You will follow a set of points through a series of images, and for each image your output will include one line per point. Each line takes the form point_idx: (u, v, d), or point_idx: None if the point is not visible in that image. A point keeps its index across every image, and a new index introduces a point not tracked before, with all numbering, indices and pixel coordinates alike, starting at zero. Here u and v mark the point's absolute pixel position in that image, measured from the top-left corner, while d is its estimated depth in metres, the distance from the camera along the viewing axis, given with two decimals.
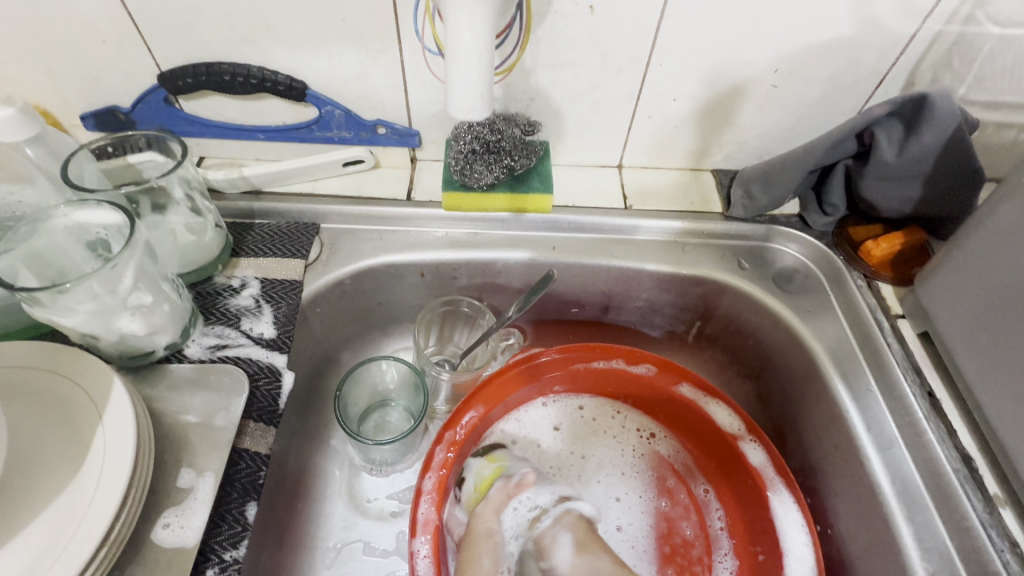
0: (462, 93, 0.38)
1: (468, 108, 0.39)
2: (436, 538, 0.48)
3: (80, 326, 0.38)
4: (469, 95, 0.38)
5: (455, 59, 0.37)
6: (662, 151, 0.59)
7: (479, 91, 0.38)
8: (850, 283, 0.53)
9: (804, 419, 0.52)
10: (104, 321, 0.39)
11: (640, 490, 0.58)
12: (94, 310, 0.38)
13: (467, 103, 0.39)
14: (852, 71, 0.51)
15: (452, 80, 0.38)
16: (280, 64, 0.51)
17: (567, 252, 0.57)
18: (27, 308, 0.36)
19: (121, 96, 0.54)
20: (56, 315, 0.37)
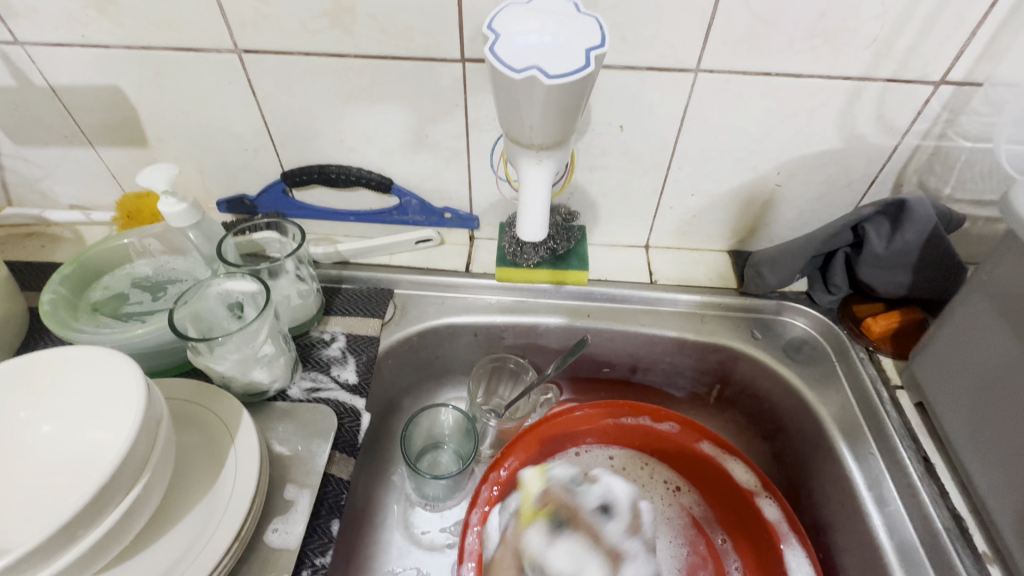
0: (530, 220, 0.45)
1: (534, 227, 0.46)
2: (480, 566, 0.55)
3: (226, 371, 0.50)
4: (537, 221, 0.45)
5: (526, 195, 0.44)
6: (683, 235, 0.69)
7: (543, 217, 0.45)
8: (852, 355, 0.60)
9: (814, 477, 0.58)
10: (244, 367, 0.51)
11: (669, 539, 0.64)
12: (238, 359, 0.50)
13: (534, 227, 0.46)
14: (845, 174, 0.61)
15: (524, 210, 0.45)
16: (374, 166, 0.65)
17: (600, 319, 0.66)
18: (192, 356, 0.49)
19: (250, 187, 0.69)
20: (211, 361, 0.50)
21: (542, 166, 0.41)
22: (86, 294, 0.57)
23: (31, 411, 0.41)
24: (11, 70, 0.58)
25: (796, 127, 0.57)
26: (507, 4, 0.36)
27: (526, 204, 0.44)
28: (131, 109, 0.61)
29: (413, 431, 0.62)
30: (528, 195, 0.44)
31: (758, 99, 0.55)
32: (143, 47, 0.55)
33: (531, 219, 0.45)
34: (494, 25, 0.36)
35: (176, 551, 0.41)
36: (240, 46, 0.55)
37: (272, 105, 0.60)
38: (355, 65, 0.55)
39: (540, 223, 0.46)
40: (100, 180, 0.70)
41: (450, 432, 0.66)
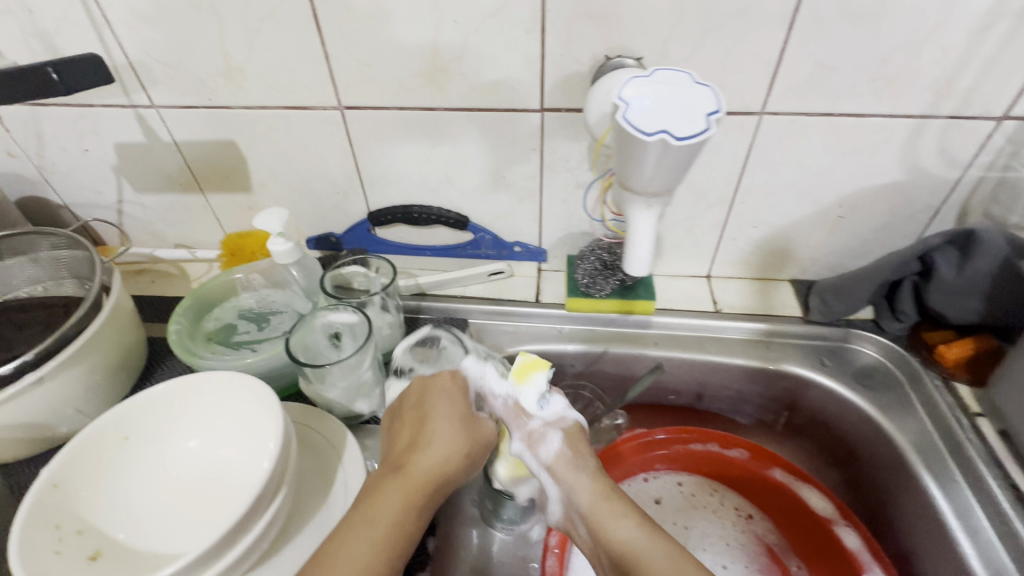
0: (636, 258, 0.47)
1: (639, 266, 0.47)
2: None
3: (335, 398, 0.56)
4: (644, 259, 0.47)
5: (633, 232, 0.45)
6: (745, 265, 0.72)
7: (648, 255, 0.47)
8: (927, 384, 0.60)
9: (895, 506, 0.58)
10: (351, 393, 0.56)
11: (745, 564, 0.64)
12: (347, 386, 0.55)
13: (638, 266, 0.48)
14: (907, 205, 0.63)
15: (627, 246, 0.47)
16: (452, 206, 0.71)
17: (667, 346, 0.68)
18: (306, 384, 0.54)
19: (338, 227, 0.76)
20: (323, 389, 0.55)
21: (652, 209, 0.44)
22: (201, 324, 0.64)
23: (182, 430, 0.47)
24: (143, 128, 0.67)
25: (858, 162, 0.59)
26: (633, 77, 0.40)
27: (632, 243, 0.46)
28: (241, 159, 0.69)
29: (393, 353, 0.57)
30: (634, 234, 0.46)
31: (821, 137, 0.58)
32: (259, 106, 0.63)
33: (637, 258, 0.47)
34: (621, 93, 0.40)
35: (300, 561, 0.45)
36: (344, 103, 0.62)
37: (365, 153, 0.66)
38: (444, 116, 0.61)
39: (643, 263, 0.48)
40: (205, 222, 0.77)
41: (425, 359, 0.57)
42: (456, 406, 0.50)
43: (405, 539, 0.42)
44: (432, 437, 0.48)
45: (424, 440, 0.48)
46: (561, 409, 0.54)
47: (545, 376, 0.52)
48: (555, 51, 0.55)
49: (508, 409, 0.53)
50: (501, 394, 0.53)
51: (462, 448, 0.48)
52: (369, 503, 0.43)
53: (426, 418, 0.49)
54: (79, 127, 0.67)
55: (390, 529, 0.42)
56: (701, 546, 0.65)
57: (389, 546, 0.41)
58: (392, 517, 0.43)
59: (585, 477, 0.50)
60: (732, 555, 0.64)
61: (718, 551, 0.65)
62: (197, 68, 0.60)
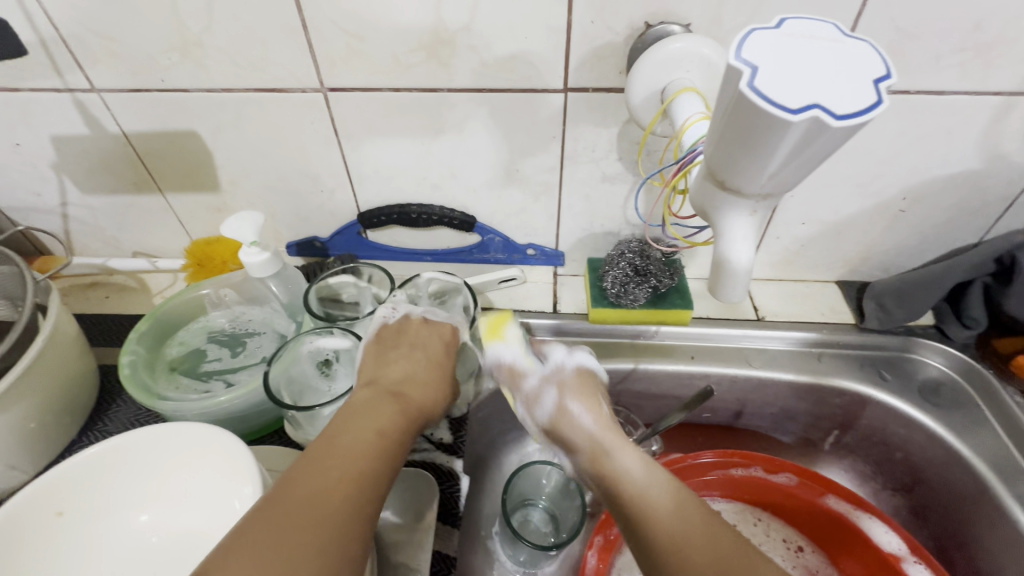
0: (730, 281, 0.33)
1: (732, 288, 0.34)
2: None
3: None
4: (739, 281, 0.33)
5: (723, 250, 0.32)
6: (787, 265, 0.64)
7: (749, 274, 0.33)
8: (1005, 399, 0.53)
9: (977, 542, 0.51)
10: None
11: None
12: None
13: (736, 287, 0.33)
14: (979, 197, 0.55)
15: (716, 267, 0.33)
16: (456, 204, 0.61)
17: (705, 360, 0.60)
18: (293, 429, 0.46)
19: (323, 230, 0.65)
20: (314, 434, 0.47)
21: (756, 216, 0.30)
22: (163, 351, 0.54)
23: (129, 498, 0.37)
24: (85, 117, 0.56)
25: (929, 148, 0.52)
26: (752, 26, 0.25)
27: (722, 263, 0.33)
28: (205, 153, 0.58)
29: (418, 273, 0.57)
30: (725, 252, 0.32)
31: (892, 119, 0.50)
32: (224, 89, 0.52)
33: (733, 283, 0.33)
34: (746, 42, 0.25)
35: None
36: (327, 85, 0.52)
37: (354, 144, 0.57)
38: (448, 99, 0.52)
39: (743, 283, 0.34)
40: (167, 226, 0.67)
41: (430, 299, 0.57)
42: (445, 348, 0.50)
43: (395, 460, 0.37)
44: (417, 372, 0.46)
45: (410, 372, 0.45)
46: (558, 358, 0.51)
47: (517, 328, 0.51)
48: (585, 17, 0.45)
49: (504, 369, 0.50)
50: (497, 358, 0.50)
51: (446, 385, 0.47)
52: (353, 422, 0.38)
53: (411, 355, 0.47)
54: (5, 116, 0.56)
55: (373, 459, 0.35)
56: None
57: (378, 460, 0.36)
58: (386, 435, 0.38)
59: (587, 418, 0.47)
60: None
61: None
62: (145, 41, 0.49)
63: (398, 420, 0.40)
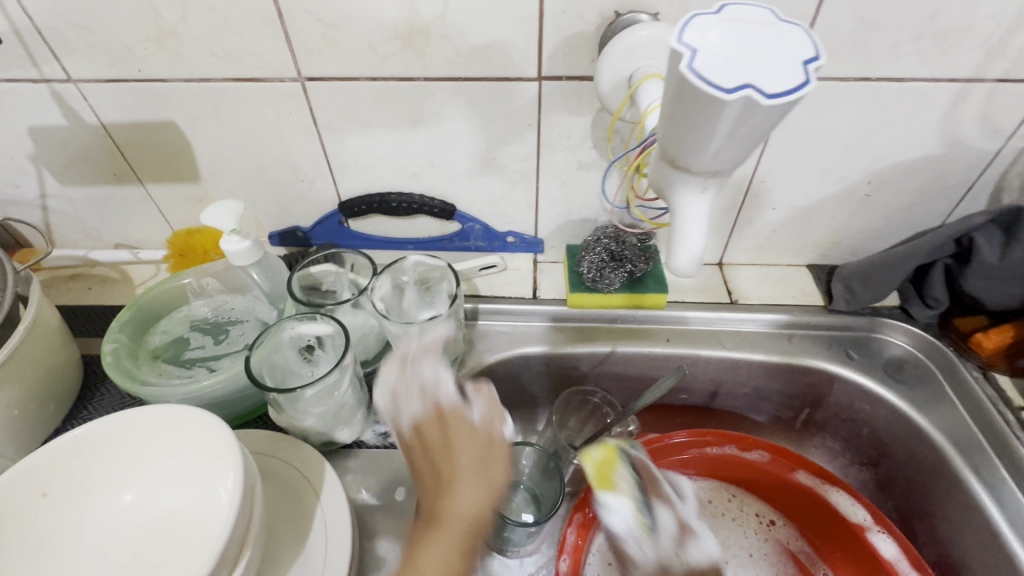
0: (681, 256, 0.35)
1: (684, 263, 0.36)
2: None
3: (314, 426, 0.49)
4: (692, 256, 0.35)
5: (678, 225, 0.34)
6: (759, 250, 0.66)
7: (701, 250, 0.35)
8: (962, 374, 0.55)
9: (935, 511, 0.53)
10: (330, 419, 0.49)
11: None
12: (323, 412, 0.48)
13: (688, 264, 0.35)
14: (940, 181, 0.57)
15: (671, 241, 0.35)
16: (436, 193, 0.62)
17: (680, 343, 0.62)
18: (276, 413, 0.47)
19: (305, 220, 0.66)
20: (295, 417, 0.48)
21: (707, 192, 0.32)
22: (146, 339, 0.54)
23: (112, 480, 0.38)
24: (62, 108, 0.56)
25: (892, 134, 0.53)
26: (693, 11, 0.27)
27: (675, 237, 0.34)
28: (185, 143, 0.59)
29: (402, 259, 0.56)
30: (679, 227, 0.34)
31: (855, 106, 0.51)
32: (202, 79, 0.53)
33: (683, 256, 0.35)
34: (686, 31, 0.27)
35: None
36: (304, 74, 0.52)
37: (333, 133, 0.57)
38: (425, 88, 0.53)
39: (695, 259, 0.36)
40: (148, 217, 0.67)
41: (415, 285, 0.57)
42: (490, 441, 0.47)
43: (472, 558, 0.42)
44: (461, 495, 0.44)
45: (454, 493, 0.44)
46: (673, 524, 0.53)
47: (626, 471, 0.50)
48: (556, 7, 0.46)
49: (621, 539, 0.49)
50: (619, 526, 0.48)
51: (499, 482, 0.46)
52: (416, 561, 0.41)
53: (455, 455, 0.46)
54: None
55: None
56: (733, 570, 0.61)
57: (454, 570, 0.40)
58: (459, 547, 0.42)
59: None
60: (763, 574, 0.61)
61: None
62: (120, 31, 0.49)
63: (463, 543, 0.42)
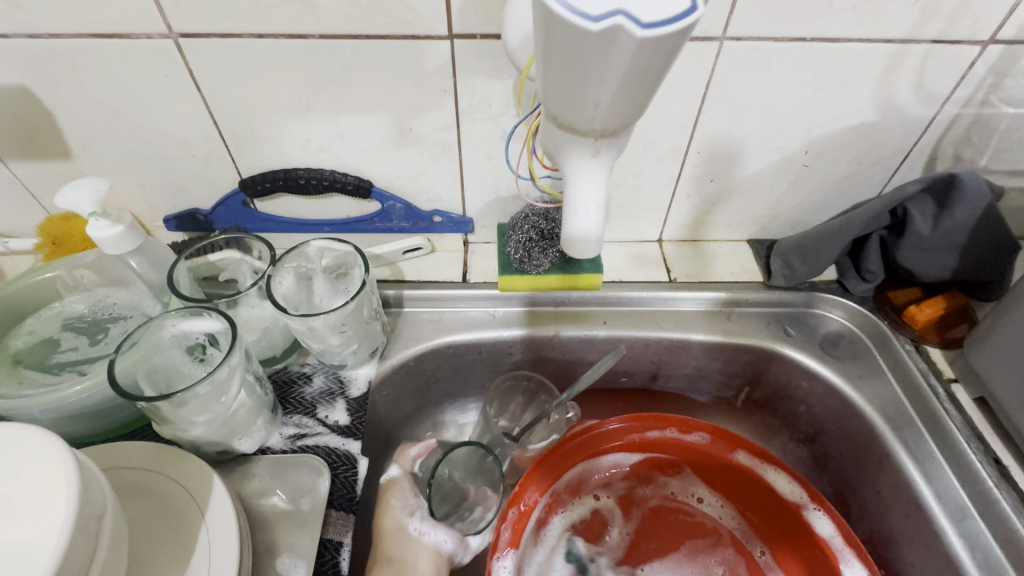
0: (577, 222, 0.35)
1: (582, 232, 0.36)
2: None
3: (204, 434, 0.43)
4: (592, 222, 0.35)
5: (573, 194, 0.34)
6: (699, 225, 0.63)
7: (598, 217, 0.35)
8: (897, 348, 0.54)
9: (867, 487, 0.52)
10: (220, 425, 0.43)
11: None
12: (210, 419, 0.42)
13: (587, 240, 0.36)
14: (877, 150, 0.55)
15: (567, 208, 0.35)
16: (349, 168, 0.56)
17: (618, 325, 0.59)
18: (156, 424, 0.42)
19: (203, 201, 0.59)
20: (178, 426, 0.42)
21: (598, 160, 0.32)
22: (5, 342, 0.47)
23: None
24: None
25: (828, 100, 0.51)
26: None
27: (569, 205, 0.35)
28: (45, 113, 0.50)
29: (305, 244, 0.51)
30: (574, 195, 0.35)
31: (789, 69, 0.48)
32: (51, 35, 0.45)
33: (579, 224, 0.35)
34: None
35: None
36: (177, 30, 0.45)
37: (222, 100, 0.50)
38: (322, 48, 0.46)
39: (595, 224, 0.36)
40: (16, 200, 0.58)
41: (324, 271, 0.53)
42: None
43: None
44: None
45: None
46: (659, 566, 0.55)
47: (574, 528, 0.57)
48: None
49: None
50: None
51: None
52: None
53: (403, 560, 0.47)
54: None
55: None
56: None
57: None
58: None
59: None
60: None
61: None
62: None
63: None
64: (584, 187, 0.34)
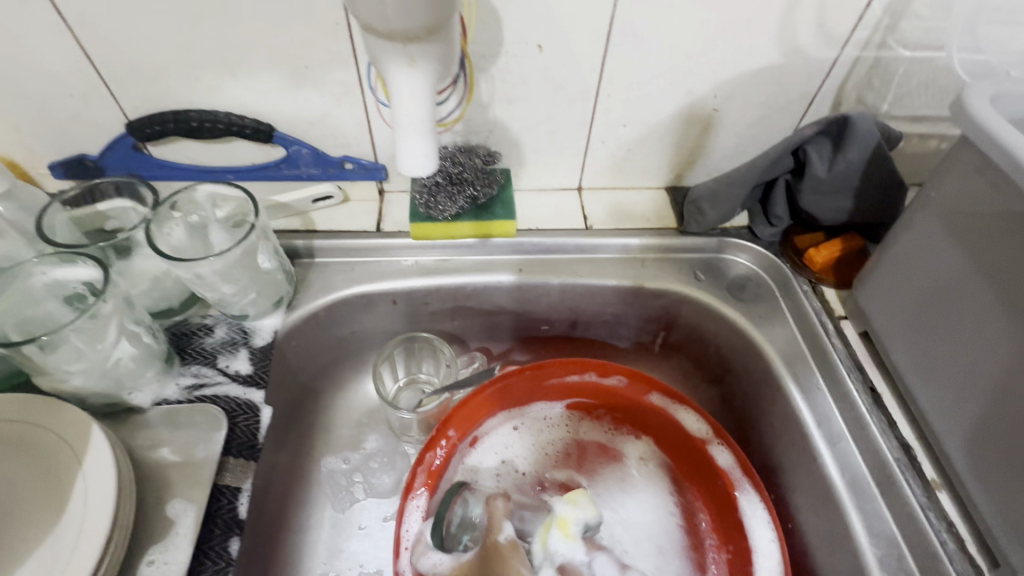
0: (410, 155, 0.39)
1: (417, 166, 0.40)
2: None
3: (87, 385, 0.42)
4: (418, 155, 0.39)
5: (401, 114, 0.37)
6: (618, 172, 0.63)
7: (429, 148, 0.39)
8: (796, 289, 0.57)
9: (763, 419, 0.55)
10: (102, 375, 0.42)
11: (667, 511, 0.56)
12: (87, 369, 0.41)
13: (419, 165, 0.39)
14: (784, 94, 0.56)
15: (399, 141, 0.38)
16: (246, 110, 0.53)
17: (533, 272, 0.59)
18: (32, 373, 0.41)
19: (90, 145, 0.55)
20: (55, 376, 0.41)
21: (415, 69, 0.35)
22: None
23: None
24: None
25: (733, 40, 0.50)
26: None
27: (401, 134, 0.38)
28: None
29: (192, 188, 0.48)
30: (401, 120, 0.37)
31: (692, 6, 0.48)
32: None
33: (409, 157, 0.39)
34: None
35: None
36: None
37: (92, 31, 0.46)
38: None
39: (423, 157, 0.39)
40: None
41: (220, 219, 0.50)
42: None
43: None
44: None
45: None
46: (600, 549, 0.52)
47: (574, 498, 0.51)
48: None
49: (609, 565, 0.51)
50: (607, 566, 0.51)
51: None
52: None
53: None
54: None
55: None
56: (631, 539, 0.55)
57: None
58: None
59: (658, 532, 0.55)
60: (649, 510, 0.57)
61: (647, 553, 0.55)
62: None
63: None
64: (406, 96, 0.36)
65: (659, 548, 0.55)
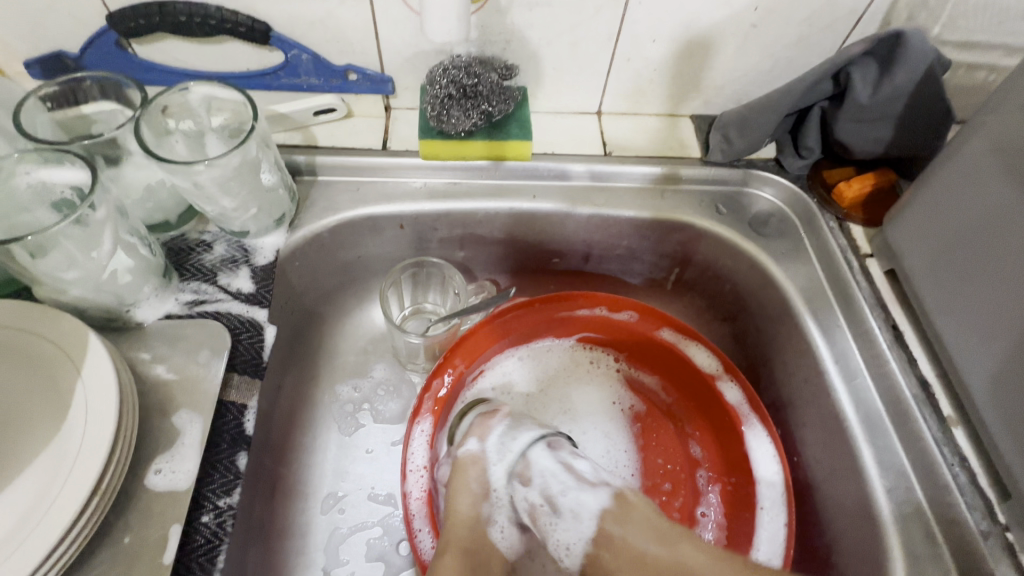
0: (440, 21, 0.43)
1: (447, 33, 0.44)
2: (431, 502, 0.48)
3: (84, 296, 0.40)
4: (447, 21, 0.43)
5: None
6: (641, 96, 0.59)
7: (458, 15, 0.43)
8: (821, 224, 0.54)
9: (777, 357, 0.54)
10: (98, 286, 0.40)
11: (618, 414, 0.58)
12: (82, 278, 0.39)
13: (449, 35, 0.44)
14: (830, 9, 0.51)
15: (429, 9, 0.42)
16: (240, 6, 0.48)
17: (547, 200, 0.56)
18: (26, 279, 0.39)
19: (69, 42, 0.50)
20: (48, 284, 0.39)
21: None
22: None
23: None
24: None
25: None
26: None
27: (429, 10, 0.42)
28: None
29: (183, 89, 0.44)
30: None
31: None
32: None
33: (440, 25, 0.43)
34: None
35: (27, 500, 0.32)
36: None
37: None
38: None
39: (454, 24, 0.43)
40: None
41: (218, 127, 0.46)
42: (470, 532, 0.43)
43: None
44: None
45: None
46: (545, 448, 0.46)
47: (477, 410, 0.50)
48: None
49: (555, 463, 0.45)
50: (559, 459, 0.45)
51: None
52: None
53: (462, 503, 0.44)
54: None
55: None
56: (579, 428, 0.57)
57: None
58: None
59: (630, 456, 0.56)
60: (611, 422, 0.58)
61: (596, 440, 0.57)
62: None
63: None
64: None
65: (608, 435, 0.57)
